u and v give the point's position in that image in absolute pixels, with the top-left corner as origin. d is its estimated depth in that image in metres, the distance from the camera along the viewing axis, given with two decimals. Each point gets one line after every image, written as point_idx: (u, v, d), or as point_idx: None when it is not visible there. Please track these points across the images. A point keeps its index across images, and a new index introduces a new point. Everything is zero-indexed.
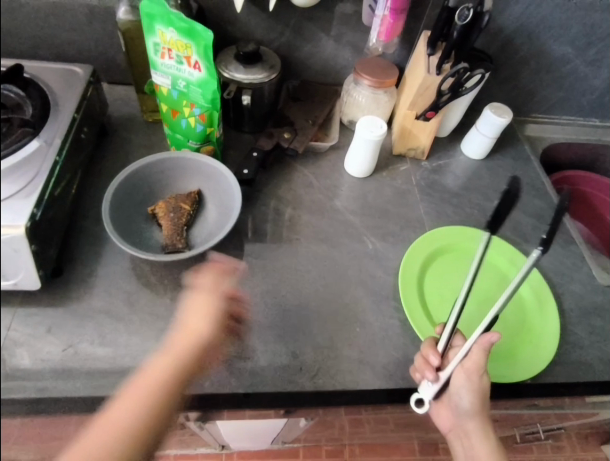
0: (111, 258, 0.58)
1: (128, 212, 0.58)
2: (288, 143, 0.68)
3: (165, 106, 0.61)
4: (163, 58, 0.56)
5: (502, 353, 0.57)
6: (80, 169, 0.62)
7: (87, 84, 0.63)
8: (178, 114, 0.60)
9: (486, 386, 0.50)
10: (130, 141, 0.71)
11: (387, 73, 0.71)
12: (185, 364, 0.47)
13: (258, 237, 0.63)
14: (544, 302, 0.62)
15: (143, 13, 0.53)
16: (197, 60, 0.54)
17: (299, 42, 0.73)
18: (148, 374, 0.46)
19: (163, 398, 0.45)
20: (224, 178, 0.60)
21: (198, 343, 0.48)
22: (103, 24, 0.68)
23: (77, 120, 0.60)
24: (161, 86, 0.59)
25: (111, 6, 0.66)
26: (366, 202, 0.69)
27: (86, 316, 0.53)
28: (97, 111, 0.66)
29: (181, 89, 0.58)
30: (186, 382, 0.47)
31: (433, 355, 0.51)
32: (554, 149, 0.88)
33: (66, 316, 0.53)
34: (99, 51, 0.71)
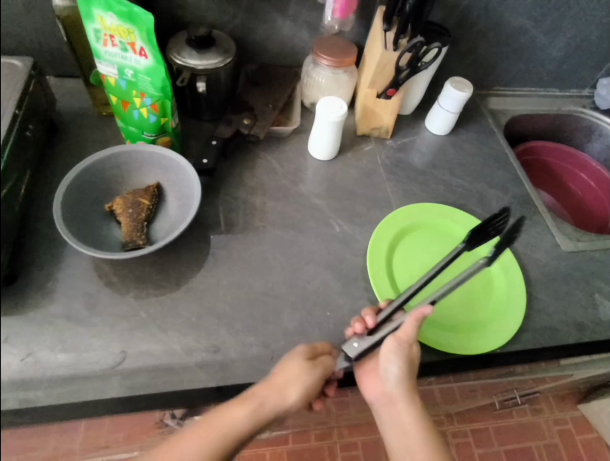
0: (68, 260, 0.55)
1: (83, 211, 0.55)
2: (248, 129, 0.66)
3: (114, 98, 0.58)
4: (106, 46, 0.53)
5: (472, 326, 0.58)
6: (29, 169, 0.58)
7: (28, 77, 0.59)
8: (129, 105, 0.57)
9: (416, 354, 0.52)
10: (82, 136, 0.67)
11: (345, 52, 0.69)
12: (250, 415, 0.48)
13: (223, 228, 0.61)
14: (510, 272, 0.64)
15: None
16: (142, 46, 0.52)
17: (253, 23, 0.71)
18: (218, 418, 0.48)
19: (220, 449, 0.48)
20: (183, 168, 0.58)
21: (256, 413, 0.48)
22: (41, 12, 0.64)
23: (20, 116, 0.56)
24: (108, 76, 0.56)
25: None
26: (332, 185, 0.69)
27: (46, 322, 0.51)
28: (43, 107, 0.62)
29: (129, 78, 0.55)
30: (257, 429, 0.49)
31: (369, 317, 0.52)
32: (516, 121, 0.89)
33: (23, 323, 0.50)
34: (40, 42, 0.67)
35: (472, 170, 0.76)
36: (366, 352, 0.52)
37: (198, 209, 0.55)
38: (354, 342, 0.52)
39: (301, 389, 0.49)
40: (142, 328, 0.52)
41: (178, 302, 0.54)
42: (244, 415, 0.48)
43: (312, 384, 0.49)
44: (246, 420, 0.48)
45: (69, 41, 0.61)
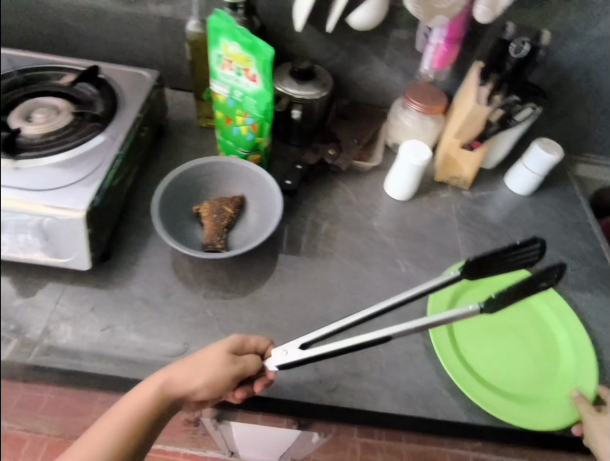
0: (153, 250, 0.61)
1: (175, 211, 0.61)
2: (332, 159, 0.70)
3: (220, 113, 0.64)
4: (224, 69, 0.59)
5: (525, 398, 0.54)
6: (138, 165, 0.66)
7: (153, 87, 0.69)
8: (231, 121, 0.63)
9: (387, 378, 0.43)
10: (182, 142, 0.74)
11: (436, 100, 0.72)
12: (156, 398, 0.46)
13: (294, 247, 0.64)
14: (581, 349, 0.58)
15: (211, 25, 0.56)
16: (255, 73, 0.57)
17: (353, 63, 0.75)
18: (128, 398, 0.46)
19: (131, 432, 0.45)
20: (267, 184, 0.63)
21: (161, 396, 0.46)
22: (172, 34, 0.73)
23: (140, 119, 0.65)
24: (218, 94, 0.62)
25: (182, 19, 0.72)
26: (401, 224, 0.70)
27: (125, 302, 0.56)
28: (158, 113, 0.71)
29: (237, 99, 0.61)
30: (166, 410, 0.47)
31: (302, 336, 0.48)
32: (605, 192, 0.85)
33: (108, 299, 0.56)
34: (165, 58, 0.77)
35: (551, 235, 0.73)
36: (294, 365, 0.45)
37: (276, 224, 0.59)
38: (283, 350, 0.47)
39: (209, 376, 0.47)
40: (206, 325, 0.55)
41: (241, 308, 0.57)
42: (151, 396, 0.46)
43: (225, 375, 0.47)
44: (149, 402, 0.46)
45: (191, 60, 0.69)
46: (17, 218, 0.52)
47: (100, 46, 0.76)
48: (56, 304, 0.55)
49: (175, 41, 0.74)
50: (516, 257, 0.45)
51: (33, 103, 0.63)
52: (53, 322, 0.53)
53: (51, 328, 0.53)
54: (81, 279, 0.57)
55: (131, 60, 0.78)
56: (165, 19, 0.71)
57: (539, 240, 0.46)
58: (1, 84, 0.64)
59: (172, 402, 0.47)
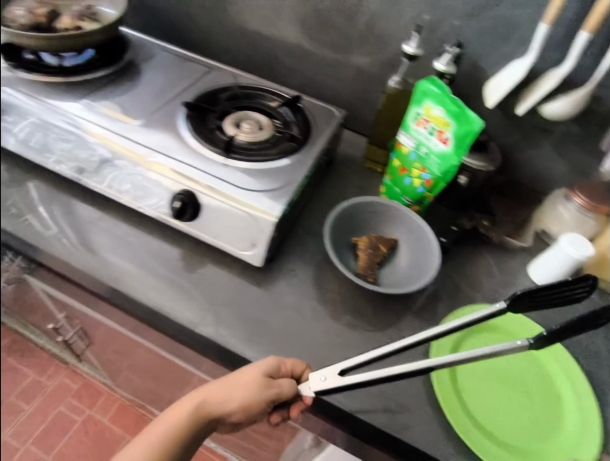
0: (304, 263, 0.67)
1: (337, 240, 0.66)
2: (486, 230, 0.75)
3: (397, 162, 0.70)
4: (418, 126, 0.65)
5: (532, 453, 0.51)
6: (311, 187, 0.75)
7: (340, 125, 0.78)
8: (406, 171, 0.69)
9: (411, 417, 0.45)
10: (344, 175, 0.82)
11: (604, 199, 0.69)
12: (184, 420, 0.47)
13: (428, 299, 0.66)
14: (586, 411, 0.54)
15: (419, 90, 0.64)
16: (448, 137, 0.62)
17: (523, 144, 0.78)
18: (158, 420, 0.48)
19: (172, 441, 0.46)
20: (423, 233, 0.66)
21: (191, 420, 0.48)
22: (363, 82, 0.83)
23: (325, 149, 0.73)
24: (403, 145, 0.68)
25: (377, 73, 0.81)
26: (543, 312, 0.67)
27: (273, 301, 0.62)
28: (334, 146, 0.79)
29: (420, 154, 0.66)
30: (203, 424, 0.48)
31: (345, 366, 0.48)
32: None
33: (259, 294, 0.62)
34: (349, 100, 0.86)
35: None
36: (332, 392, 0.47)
37: (433, 274, 0.62)
38: (322, 375, 0.49)
39: (245, 398, 0.49)
40: (339, 346, 0.59)
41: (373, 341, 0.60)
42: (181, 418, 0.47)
43: (258, 398, 0.49)
44: (179, 424, 0.47)
45: (380, 110, 0.77)
46: (219, 208, 0.61)
47: (299, 79, 0.87)
48: (221, 289, 0.62)
49: (364, 89, 0.84)
50: (572, 293, 0.46)
51: (244, 115, 0.73)
52: (215, 303, 0.61)
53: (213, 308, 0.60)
54: (243, 273, 0.64)
55: (319, 96, 0.88)
56: (363, 69, 0.81)
57: (592, 277, 0.47)
58: (225, 95, 0.76)
59: (209, 420, 0.49)
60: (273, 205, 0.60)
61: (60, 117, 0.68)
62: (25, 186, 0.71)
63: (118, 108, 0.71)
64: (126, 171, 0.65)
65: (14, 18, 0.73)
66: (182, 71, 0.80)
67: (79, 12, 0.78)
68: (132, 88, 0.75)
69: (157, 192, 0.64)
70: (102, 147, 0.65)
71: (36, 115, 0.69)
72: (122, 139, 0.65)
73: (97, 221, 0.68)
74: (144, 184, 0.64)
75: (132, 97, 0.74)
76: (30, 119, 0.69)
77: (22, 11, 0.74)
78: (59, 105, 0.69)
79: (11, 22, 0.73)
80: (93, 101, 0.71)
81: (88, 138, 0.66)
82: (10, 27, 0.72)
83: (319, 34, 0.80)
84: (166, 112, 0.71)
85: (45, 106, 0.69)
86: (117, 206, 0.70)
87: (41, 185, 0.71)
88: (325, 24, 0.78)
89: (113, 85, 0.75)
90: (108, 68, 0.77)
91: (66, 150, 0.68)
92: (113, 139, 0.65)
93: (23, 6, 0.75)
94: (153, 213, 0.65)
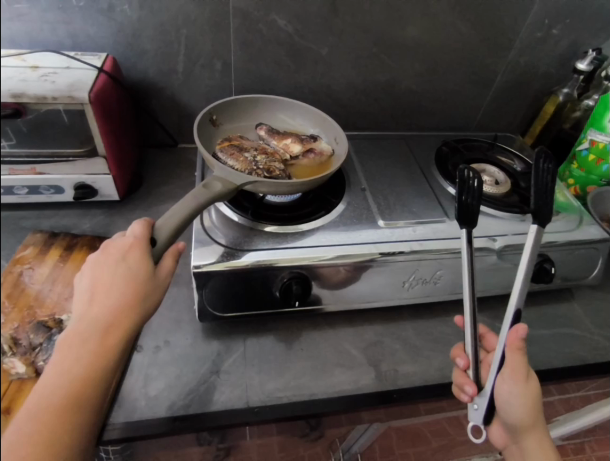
0: (556, 300, 0.76)
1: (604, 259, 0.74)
2: None
3: (591, 157, 0.79)
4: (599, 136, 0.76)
5: None
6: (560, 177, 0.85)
7: (537, 119, 0.94)
8: (601, 161, 0.78)
9: (531, 389, 0.49)
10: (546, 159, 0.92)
11: None
12: (145, 259, 0.47)
13: None
14: None
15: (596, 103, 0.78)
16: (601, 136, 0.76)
17: None
18: (106, 256, 0.47)
19: (103, 339, 0.42)
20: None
21: (134, 236, 0.48)
22: (506, 103, 0.93)
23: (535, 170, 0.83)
24: (598, 141, 0.77)
25: (534, 93, 0.92)
26: None
27: (564, 338, 0.71)
28: (549, 136, 0.92)
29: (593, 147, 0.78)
30: (110, 348, 0.42)
31: (468, 383, 0.51)
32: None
33: (554, 335, 0.71)
34: (484, 121, 0.96)
35: None
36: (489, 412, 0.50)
37: None
38: (473, 404, 0.51)
39: (126, 291, 0.45)
40: None
41: None
42: (146, 265, 0.47)
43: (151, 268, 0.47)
44: (143, 274, 0.46)
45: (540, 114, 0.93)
46: (568, 251, 0.69)
47: (440, 117, 0.93)
48: (575, 319, 0.74)
49: (504, 107, 0.94)
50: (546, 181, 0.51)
51: (480, 169, 0.79)
52: (586, 330, 0.72)
53: (593, 334, 0.72)
54: (571, 298, 0.77)
55: (454, 128, 0.96)
56: (510, 93, 0.91)
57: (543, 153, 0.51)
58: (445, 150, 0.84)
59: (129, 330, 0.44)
60: (595, 226, 0.71)
61: (394, 252, 0.61)
62: (326, 341, 0.64)
63: (412, 215, 0.69)
64: (479, 266, 0.66)
65: (257, 165, 0.64)
66: (383, 154, 0.82)
67: (285, 134, 0.72)
68: (376, 182, 0.75)
69: (506, 272, 0.68)
70: (422, 260, 0.63)
71: (294, 262, 0.59)
72: (416, 242, 0.63)
73: (402, 335, 0.67)
74: (495, 270, 0.67)
75: (380, 193, 0.72)
76: (352, 269, 0.61)
77: (255, 155, 0.66)
78: (349, 239, 0.62)
79: (262, 170, 0.63)
80: (387, 220, 0.67)
81: (433, 259, 0.63)
82: (267, 176, 0.63)
83: (469, 73, 0.86)
84: (439, 198, 0.73)
85: (368, 247, 0.61)
86: (411, 308, 0.70)
87: (371, 326, 0.67)
88: (480, 67, 0.85)
89: (367, 192, 0.72)
90: (345, 183, 0.72)
91: (401, 281, 0.64)
92: (438, 244, 0.63)
93: (241, 150, 0.66)
94: (504, 291, 0.70)
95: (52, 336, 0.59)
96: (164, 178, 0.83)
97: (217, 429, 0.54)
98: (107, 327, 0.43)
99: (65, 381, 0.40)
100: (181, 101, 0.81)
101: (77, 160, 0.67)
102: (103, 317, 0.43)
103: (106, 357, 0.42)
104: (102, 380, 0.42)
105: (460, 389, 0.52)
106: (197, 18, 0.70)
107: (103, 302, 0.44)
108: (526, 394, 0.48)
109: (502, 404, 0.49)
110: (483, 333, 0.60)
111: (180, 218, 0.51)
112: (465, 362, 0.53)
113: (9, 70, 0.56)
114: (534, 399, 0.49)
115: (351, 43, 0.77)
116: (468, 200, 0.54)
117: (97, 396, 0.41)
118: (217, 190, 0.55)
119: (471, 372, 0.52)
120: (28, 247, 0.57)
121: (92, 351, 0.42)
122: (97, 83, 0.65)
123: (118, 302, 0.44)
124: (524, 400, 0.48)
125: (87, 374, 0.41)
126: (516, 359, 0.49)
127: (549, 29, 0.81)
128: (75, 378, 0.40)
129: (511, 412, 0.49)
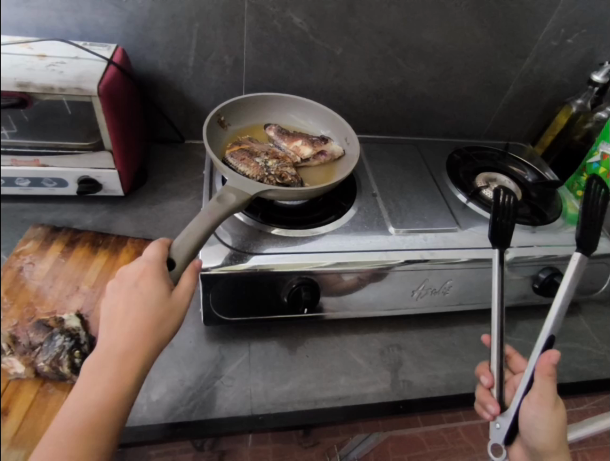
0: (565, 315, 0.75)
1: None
2: None
3: (602, 169, 0.76)
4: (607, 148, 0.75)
5: None
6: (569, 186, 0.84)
7: (548, 128, 0.93)
8: None
9: (560, 420, 0.48)
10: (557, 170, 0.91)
11: None
12: (159, 281, 0.46)
13: None
14: None
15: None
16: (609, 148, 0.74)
17: None
18: (121, 281, 0.46)
19: (121, 368, 0.41)
20: None
21: (148, 259, 0.47)
22: (518, 111, 0.92)
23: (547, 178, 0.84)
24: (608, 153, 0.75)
25: (546, 102, 0.91)
26: None
27: (573, 354, 0.70)
28: (560, 146, 0.91)
29: (603, 160, 0.76)
30: (127, 377, 0.41)
31: (491, 403, 0.51)
32: None
33: (565, 351, 0.70)
34: (495, 129, 0.95)
35: None
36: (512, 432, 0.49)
37: None
38: (497, 422, 0.51)
39: (141, 319, 0.43)
40: None
41: None
42: (160, 288, 0.45)
43: (165, 292, 0.45)
44: (158, 297, 0.45)
45: (550, 124, 0.92)
46: None
47: (451, 123, 0.92)
48: (581, 332, 0.73)
49: (515, 116, 0.93)
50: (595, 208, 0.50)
51: (491, 178, 0.79)
52: (594, 345, 0.72)
53: (599, 349, 0.71)
54: (577, 311, 0.76)
55: (464, 134, 0.95)
56: (523, 100, 0.90)
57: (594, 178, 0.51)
58: (457, 157, 0.83)
59: (145, 358, 0.42)
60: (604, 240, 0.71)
61: (406, 260, 0.60)
62: (332, 347, 0.63)
63: (423, 222, 0.68)
64: (489, 277, 0.65)
65: (269, 173, 0.63)
66: (394, 159, 0.81)
67: (294, 134, 0.71)
68: (387, 187, 0.73)
69: (515, 284, 0.67)
70: (433, 269, 0.61)
71: (302, 269, 0.57)
72: (426, 250, 0.62)
73: (408, 344, 0.66)
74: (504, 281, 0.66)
75: (391, 198, 0.71)
76: (361, 277, 0.60)
77: (266, 161, 0.65)
78: (360, 246, 0.61)
79: (274, 177, 0.62)
80: (398, 227, 0.65)
81: (444, 268, 0.62)
82: (280, 184, 0.62)
83: (483, 80, 0.85)
84: (451, 206, 0.72)
85: (379, 255, 0.60)
86: (418, 318, 0.69)
87: (377, 335, 0.66)
88: (494, 74, 0.84)
89: (378, 198, 0.71)
90: (356, 188, 0.71)
91: (410, 291, 0.63)
92: (451, 254, 0.62)
93: (252, 156, 0.65)
94: (512, 302, 0.69)
95: (54, 336, 0.55)
96: (170, 174, 0.81)
97: (216, 436, 0.52)
98: (122, 356, 0.41)
99: (82, 412, 0.38)
100: (190, 97, 0.80)
101: (82, 153, 0.65)
102: (118, 345, 0.41)
103: (123, 384, 0.40)
104: (119, 411, 0.40)
105: (483, 407, 0.53)
106: (210, 11, 0.68)
107: (118, 330, 0.42)
108: (554, 422, 0.47)
109: (526, 427, 0.48)
110: (510, 353, 0.60)
111: (194, 240, 0.50)
112: (489, 381, 0.54)
113: (15, 59, 0.56)
114: (561, 429, 0.48)
115: (366, 44, 0.76)
116: (503, 221, 0.53)
117: (115, 424, 0.39)
118: (233, 203, 0.54)
119: (495, 392, 0.52)
120: (28, 241, 0.54)
121: (109, 382, 0.40)
122: (106, 75, 0.63)
123: (134, 327, 0.43)
124: (551, 427, 0.47)
125: (104, 406, 0.39)
126: (544, 386, 0.48)
127: (566, 38, 0.80)
128: (93, 407, 0.39)
129: (534, 435, 0.47)
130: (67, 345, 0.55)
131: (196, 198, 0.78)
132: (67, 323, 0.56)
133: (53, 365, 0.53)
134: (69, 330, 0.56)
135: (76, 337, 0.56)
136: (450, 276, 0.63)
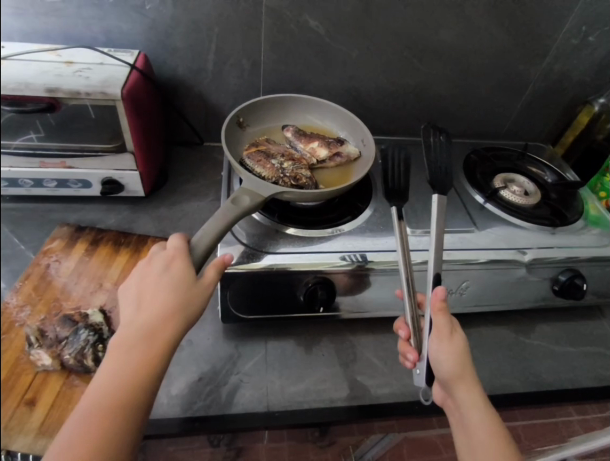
0: (587, 319, 0.74)
1: None
2: None
3: None
4: None
5: None
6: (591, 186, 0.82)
7: (569, 128, 0.91)
8: None
9: (461, 347, 0.47)
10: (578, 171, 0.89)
11: None
12: (187, 266, 0.47)
13: None
14: None
15: None
16: None
17: None
18: (151, 266, 0.48)
19: (149, 345, 0.42)
20: None
21: (175, 246, 0.49)
22: (537, 111, 0.91)
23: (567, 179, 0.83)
24: None
25: (567, 102, 0.90)
26: None
27: (595, 358, 0.68)
28: (582, 147, 0.89)
29: None
30: (155, 354, 0.42)
31: (409, 350, 0.51)
32: None
33: (586, 355, 0.68)
34: (514, 129, 0.94)
35: None
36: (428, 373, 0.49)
37: None
38: (417, 368, 0.51)
39: (168, 299, 0.44)
40: None
41: None
42: (187, 272, 0.47)
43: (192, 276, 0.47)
44: (186, 281, 0.46)
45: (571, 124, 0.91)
46: (601, 267, 0.67)
47: (469, 123, 0.91)
48: (604, 337, 0.71)
49: (534, 116, 0.92)
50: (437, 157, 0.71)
51: (509, 179, 0.78)
52: None
53: None
54: (599, 315, 0.75)
55: (482, 135, 0.94)
56: (541, 100, 0.89)
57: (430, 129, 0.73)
58: (475, 158, 0.82)
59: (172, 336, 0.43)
60: None
61: (421, 260, 0.60)
62: (347, 347, 0.64)
63: None
64: (506, 278, 0.64)
65: (284, 173, 0.64)
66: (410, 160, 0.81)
67: (311, 136, 0.72)
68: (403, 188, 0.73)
69: (534, 285, 0.66)
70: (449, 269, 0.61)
71: (320, 267, 0.58)
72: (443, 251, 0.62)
73: None
74: (522, 283, 0.65)
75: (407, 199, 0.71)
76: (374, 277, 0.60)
77: (281, 163, 0.66)
78: (376, 247, 0.61)
79: (289, 179, 0.63)
80: (414, 228, 0.66)
81: (460, 269, 0.61)
82: (294, 185, 0.63)
83: (501, 80, 0.84)
84: (468, 207, 0.71)
85: (394, 255, 0.60)
86: None
87: (393, 335, 0.66)
88: (513, 74, 0.83)
89: None
90: (371, 189, 0.72)
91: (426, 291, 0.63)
92: (467, 255, 0.62)
93: (268, 157, 0.66)
94: (531, 305, 0.68)
95: (79, 331, 0.55)
96: (189, 176, 0.83)
97: (231, 431, 0.53)
98: (150, 333, 0.42)
99: (110, 388, 0.39)
100: (209, 100, 0.81)
101: (105, 155, 0.66)
102: (146, 323, 0.43)
103: (151, 360, 0.41)
104: (147, 386, 0.40)
105: (405, 357, 0.53)
106: (229, 16, 0.70)
107: (147, 309, 0.44)
108: (456, 352, 0.47)
109: (434, 363, 0.48)
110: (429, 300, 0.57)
111: (212, 238, 0.51)
112: (406, 332, 0.53)
113: (44, 65, 0.59)
114: (466, 360, 0.47)
115: (382, 46, 0.76)
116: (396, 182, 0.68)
117: (143, 398, 0.40)
118: (247, 204, 0.55)
119: (412, 341, 0.52)
120: (55, 239, 0.61)
121: (137, 358, 0.41)
122: (128, 81, 0.64)
123: (162, 307, 0.44)
124: (454, 362, 0.46)
125: (132, 379, 0.40)
126: (437, 320, 0.48)
127: (587, 36, 0.78)
128: (120, 384, 0.39)
129: (441, 369, 0.47)
130: (90, 339, 0.54)
131: (214, 199, 0.80)
132: (91, 319, 0.57)
133: (77, 359, 0.53)
134: (93, 326, 0.56)
135: (99, 332, 0.56)
136: (467, 277, 0.63)
